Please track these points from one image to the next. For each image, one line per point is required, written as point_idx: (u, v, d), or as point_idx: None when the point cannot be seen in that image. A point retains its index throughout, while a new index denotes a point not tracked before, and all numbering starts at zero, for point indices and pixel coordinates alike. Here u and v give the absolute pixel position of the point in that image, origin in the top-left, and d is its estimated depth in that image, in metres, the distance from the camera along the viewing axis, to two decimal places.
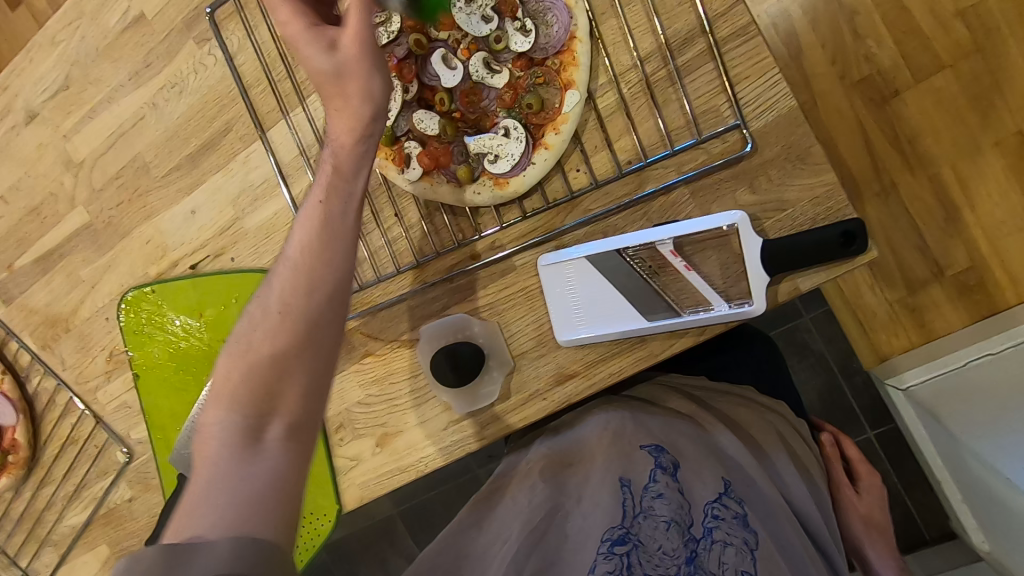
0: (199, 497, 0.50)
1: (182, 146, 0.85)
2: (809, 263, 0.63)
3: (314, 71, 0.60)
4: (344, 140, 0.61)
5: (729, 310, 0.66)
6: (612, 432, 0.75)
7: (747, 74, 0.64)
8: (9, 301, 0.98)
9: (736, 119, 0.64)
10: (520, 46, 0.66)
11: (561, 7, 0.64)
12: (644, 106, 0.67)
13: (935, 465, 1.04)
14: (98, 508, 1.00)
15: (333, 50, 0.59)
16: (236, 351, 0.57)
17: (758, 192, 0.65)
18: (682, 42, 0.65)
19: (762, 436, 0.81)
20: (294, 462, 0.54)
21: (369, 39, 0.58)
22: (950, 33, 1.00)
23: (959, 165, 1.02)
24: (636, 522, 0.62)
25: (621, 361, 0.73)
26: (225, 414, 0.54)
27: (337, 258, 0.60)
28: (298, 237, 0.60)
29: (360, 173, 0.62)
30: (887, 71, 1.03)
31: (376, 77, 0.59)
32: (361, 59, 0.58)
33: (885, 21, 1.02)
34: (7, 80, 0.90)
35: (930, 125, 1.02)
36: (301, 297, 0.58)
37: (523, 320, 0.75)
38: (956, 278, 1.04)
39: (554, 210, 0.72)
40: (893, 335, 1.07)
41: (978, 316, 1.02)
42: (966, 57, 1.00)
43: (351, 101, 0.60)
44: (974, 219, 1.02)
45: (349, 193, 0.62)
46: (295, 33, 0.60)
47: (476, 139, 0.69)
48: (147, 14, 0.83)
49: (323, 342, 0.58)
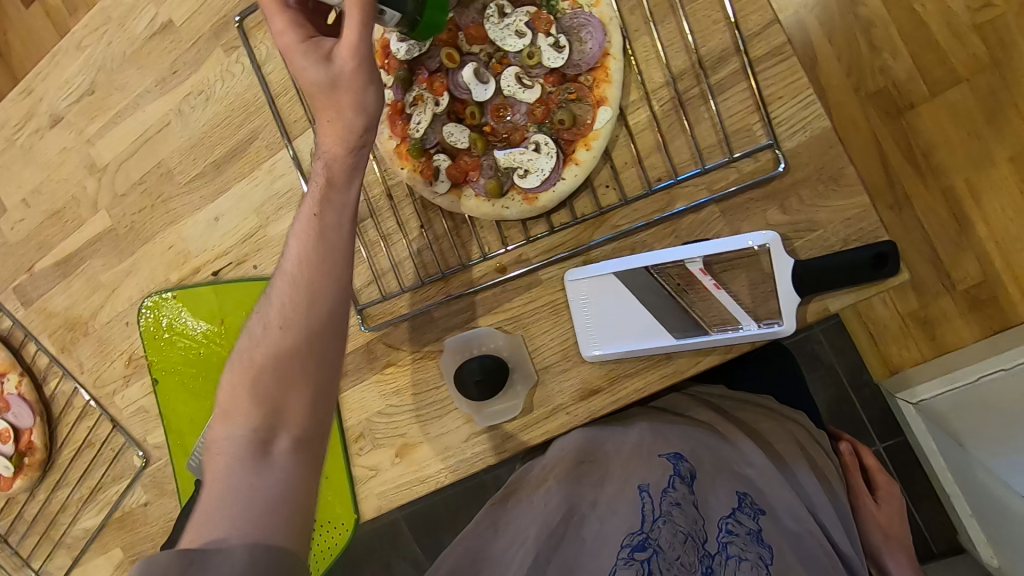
0: (214, 505, 0.54)
1: (208, 152, 0.84)
2: (840, 285, 0.63)
3: (308, 86, 0.57)
4: (338, 154, 0.59)
5: (758, 330, 0.66)
6: (632, 439, 0.73)
7: (781, 94, 0.64)
8: (29, 303, 0.98)
9: (769, 139, 0.64)
10: (553, 62, 0.65)
11: (596, 24, 0.64)
12: (676, 124, 0.67)
13: (946, 478, 1.03)
14: (113, 511, 0.99)
15: (326, 62, 0.56)
16: (240, 366, 0.60)
17: (789, 212, 0.65)
18: (715, 60, 0.65)
19: (785, 448, 0.78)
20: (303, 470, 0.57)
21: (365, 48, 0.55)
22: (967, 48, 1.00)
23: (973, 179, 1.01)
24: (656, 526, 0.60)
25: (647, 377, 0.73)
26: (235, 429, 0.58)
27: (336, 272, 0.60)
28: (293, 253, 0.60)
29: (354, 183, 0.61)
30: (903, 84, 1.03)
31: (372, 87, 0.56)
32: (357, 73, 0.55)
33: (902, 35, 1.02)
34: (32, 84, 0.90)
35: (944, 138, 1.02)
36: (300, 315, 0.59)
37: (548, 334, 0.76)
38: (967, 292, 1.03)
39: (582, 225, 0.72)
40: (904, 348, 1.06)
41: (988, 331, 1.01)
42: (982, 72, 1.00)
43: (345, 115, 0.57)
44: (988, 234, 1.01)
45: (344, 205, 0.60)
46: (287, 45, 0.57)
47: (506, 153, 0.68)
48: (175, 21, 0.83)
49: (325, 355, 0.60)
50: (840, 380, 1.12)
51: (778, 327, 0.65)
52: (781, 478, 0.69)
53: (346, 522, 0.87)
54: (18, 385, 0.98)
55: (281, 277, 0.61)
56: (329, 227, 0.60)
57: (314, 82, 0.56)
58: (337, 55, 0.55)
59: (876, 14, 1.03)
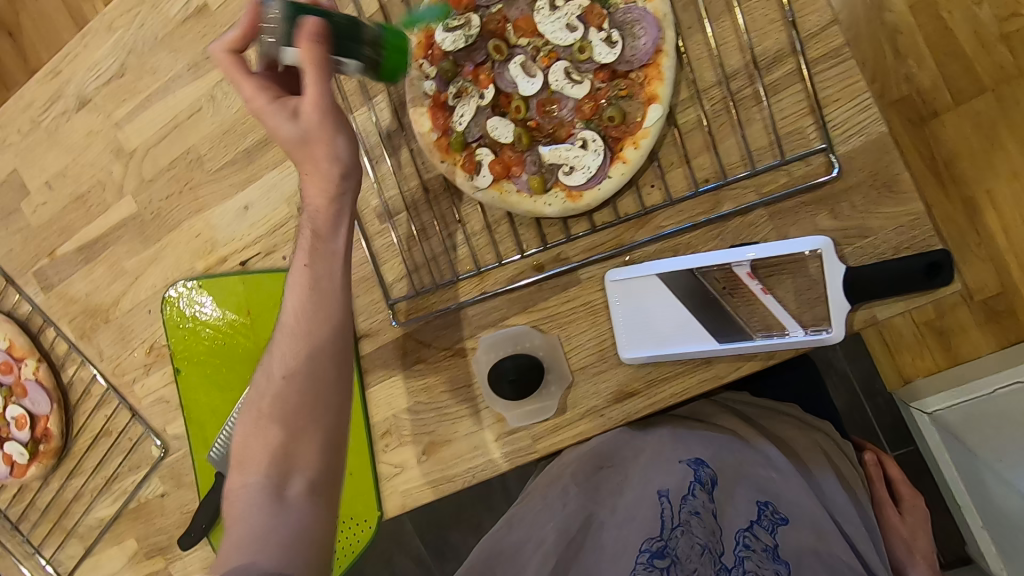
0: (238, 544, 0.53)
1: (239, 140, 0.83)
2: (891, 293, 0.62)
3: (283, 142, 0.57)
4: (321, 204, 0.59)
5: (805, 336, 0.64)
6: (653, 444, 0.73)
7: (837, 97, 0.63)
8: (49, 288, 0.96)
9: (822, 142, 0.63)
10: (604, 57, 0.64)
11: (650, 20, 0.63)
12: (727, 124, 0.66)
13: (957, 490, 1.00)
14: (128, 502, 0.98)
15: (296, 117, 0.56)
16: (248, 417, 0.60)
17: (841, 217, 0.64)
18: (771, 60, 0.64)
19: (806, 452, 0.78)
20: (318, 514, 0.56)
21: (326, 98, 0.55)
22: (991, 55, 0.99)
23: (994, 191, 1.00)
24: (674, 534, 0.60)
25: (686, 380, 0.72)
26: (251, 477, 0.56)
27: (333, 319, 0.60)
28: (291, 305, 0.61)
29: (340, 232, 0.60)
30: (926, 91, 1.01)
31: (341, 133, 0.56)
32: (325, 124, 0.55)
33: (927, 42, 1.00)
34: (61, 65, 0.88)
35: (967, 148, 1.01)
36: (297, 365, 0.59)
37: (586, 334, 0.74)
38: (984, 302, 1.01)
39: (624, 225, 0.71)
40: (917, 358, 1.04)
41: (1005, 342, 0.99)
42: (1008, 82, 0.98)
43: (321, 166, 0.57)
44: (1008, 245, 1.00)
45: (333, 253, 0.60)
46: (257, 108, 0.57)
47: (552, 149, 0.67)
48: (210, 5, 0.81)
49: (330, 401, 0.60)
50: (856, 390, 1.10)
51: (825, 334, 0.63)
52: (803, 484, 0.69)
53: (366, 521, 0.85)
54: (35, 371, 0.96)
55: (280, 332, 0.61)
56: (321, 276, 0.60)
57: (285, 138, 0.56)
58: (303, 110, 0.55)
59: (901, 19, 1.01)
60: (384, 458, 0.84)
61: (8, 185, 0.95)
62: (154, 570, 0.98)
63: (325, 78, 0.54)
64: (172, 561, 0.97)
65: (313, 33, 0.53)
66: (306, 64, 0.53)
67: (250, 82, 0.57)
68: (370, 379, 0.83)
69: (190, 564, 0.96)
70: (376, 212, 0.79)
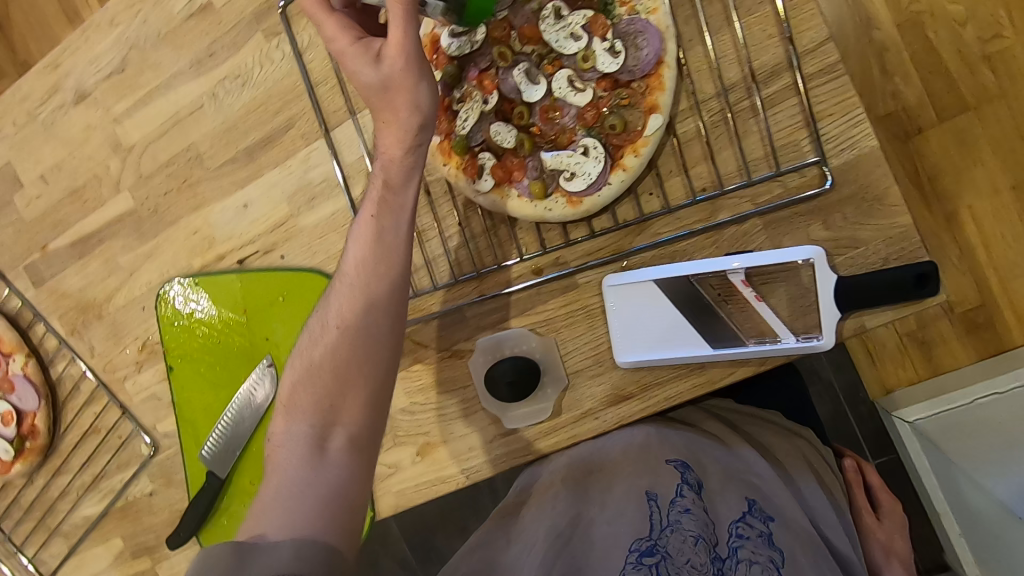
0: (281, 489, 0.55)
1: (241, 138, 0.83)
2: (880, 303, 0.64)
3: (363, 85, 0.58)
4: (394, 155, 0.60)
5: (796, 344, 0.66)
6: (639, 443, 0.72)
7: (831, 111, 0.65)
8: (40, 283, 0.95)
9: (816, 155, 0.65)
10: (607, 66, 0.66)
11: (653, 32, 0.64)
12: (724, 135, 0.68)
13: (935, 496, 1.00)
14: (115, 500, 0.97)
15: (379, 63, 0.57)
16: (301, 365, 0.61)
17: (832, 228, 0.66)
18: (768, 74, 0.65)
19: (788, 459, 0.79)
20: (354, 471, 0.57)
21: (411, 43, 0.56)
22: (976, 75, 1.02)
23: (976, 206, 1.03)
24: (664, 533, 0.59)
25: (680, 385, 0.73)
26: (297, 424, 0.58)
27: (392, 278, 0.60)
28: (355, 256, 0.61)
29: (411, 185, 0.61)
30: (912, 108, 1.04)
31: (422, 80, 0.57)
32: (406, 70, 0.56)
33: (914, 60, 1.03)
34: (60, 59, 0.88)
35: (949, 164, 1.04)
36: (355, 320, 0.60)
37: (582, 338, 0.75)
38: (965, 315, 1.04)
39: (622, 231, 0.72)
40: (900, 367, 1.07)
41: (982, 354, 1.04)
42: (991, 101, 1.02)
43: (395, 114, 0.58)
44: (988, 260, 1.03)
45: (400, 207, 0.61)
46: (342, 49, 0.58)
47: (554, 155, 0.68)
48: (214, 3, 0.81)
49: (379, 360, 0.60)
50: (839, 398, 1.10)
51: (817, 341, 0.65)
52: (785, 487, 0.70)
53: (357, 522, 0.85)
54: (24, 366, 0.94)
55: (341, 280, 0.62)
56: (381, 232, 0.61)
57: (367, 83, 0.58)
58: (387, 53, 0.56)
59: (890, 37, 1.03)
60: (379, 457, 0.85)
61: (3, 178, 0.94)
62: (142, 568, 0.98)
63: (413, 27, 0.55)
64: (159, 560, 0.96)
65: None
66: (393, 11, 0.54)
67: (339, 28, 0.58)
68: None
69: (178, 563, 0.95)
70: None
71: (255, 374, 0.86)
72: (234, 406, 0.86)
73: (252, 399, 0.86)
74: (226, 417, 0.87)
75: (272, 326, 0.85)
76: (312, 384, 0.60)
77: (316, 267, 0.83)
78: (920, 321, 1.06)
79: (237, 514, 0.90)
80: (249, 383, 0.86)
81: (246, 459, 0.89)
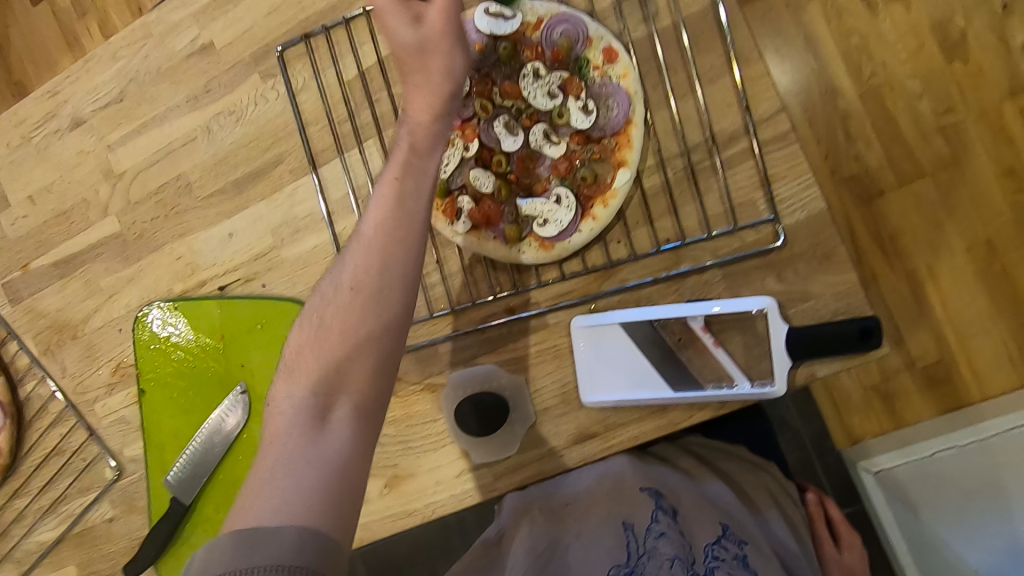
0: (273, 464, 0.51)
1: (231, 171, 0.87)
2: (827, 353, 0.68)
3: (399, 48, 0.60)
4: (423, 120, 0.61)
5: (751, 389, 0.70)
6: (611, 475, 0.76)
7: (784, 174, 0.70)
8: (17, 301, 0.96)
9: (770, 214, 0.71)
10: (580, 123, 0.71)
11: (622, 95, 0.70)
12: (687, 191, 0.73)
13: (900, 550, 1.03)
14: (73, 525, 0.95)
15: (418, 28, 0.59)
16: (308, 327, 0.58)
17: (785, 281, 0.71)
18: (727, 138, 0.71)
19: (756, 494, 0.82)
20: (360, 445, 0.53)
21: (453, 16, 0.59)
22: (931, 144, 1.10)
23: (933, 265, 1.10)
24: (639, 562, 0.67)
25: (642, 426, 0.76)
26: (297, 388, 0.55)
27: (408, 240, 0.58)
28: (377, 216, 0.58)
29: (433, 153, 0.61)
30: (874, 172, 1.11)
31: (457, 51, 0.60)
32: (444, 35, 0.59)
33: (875, 126, 1.11)
34: (60, 87, 0.91)
35: (909, 224, 1.10)
36: (370, 281, 0.56)
37: (550, 377, 0.78)
38: (926, 369, 1.09)
39: (592, 275, 0.76)
40: (866, 419, 1.11)
41: (942, 408, 1.09)
42: (945, 168, 1.09)
43: (427, 74, 0.60)
44: (946, 316, 1.10)
45: (422, 172, 0.60)
46: (383, 9, 0.60)
47: (528, 202, 0.73)
48: (215, 43, 0.86)
49: (390, 325, 0.57)
50: (806, 446, 1.11)
51: (769, 388, 0.69)
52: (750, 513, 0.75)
53: None
54: None
55: (356, 242, 0.59)
56: (403, 190, 0.59)
57: (403, 43, 0.60)
58: (427, 20, 0.59)
59: (852, 104, 1.11)
60: None
61: None
62: None
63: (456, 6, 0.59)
64: None
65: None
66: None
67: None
68: None
69: None
70: None
71: (226, 402, 0.86)
72: (203, 432, 0.87)
73: (222, 427, 0.86)
74: (195, 443, 0.87)
75: (248, 353, 0.87)
76: (319, 345, 0.56)
77: (297, 296, 0.86)
78: (886, 372, 1.11)
79: (198, 544, 0.89)
80: (219, 410, 0.87)
81: (210, 487, 0.89)
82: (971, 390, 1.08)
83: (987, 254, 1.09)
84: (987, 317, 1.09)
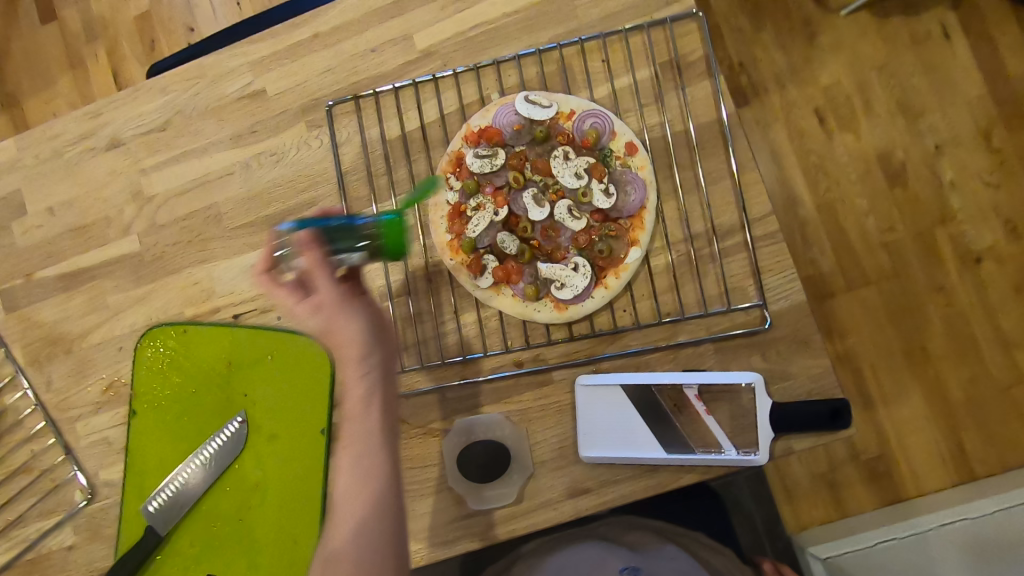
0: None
1: (264, 207, 0.91)
2: (803, 428, 0.76)
3: (311, 332, 0.64)
4: (357, 393, 0.59)
5: (736, 456, 0.76)
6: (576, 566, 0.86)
7: (772, 267, 0.80)
8: (13, 309, 0.95)
9: (758, 299, 0.80)
10: (601, 203, 0.80)
11: (639, 184, 0.80)
12: (687, 272, 0.82)
13: None
14: (25, 552, 0.91)
15: (313, 316, 0.63)
16: None
17: (768, 360, 0.80)
18: (725, 231, 0.82)
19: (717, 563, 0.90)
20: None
21: (331, 289, 0.62)
22: (877, 258, 1.25)
23: (875, 366, 1.24)
24: None
25: (633, 485, 0.81)
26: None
27: (377, 469, 0.57)
28: (341, 535, 0.55)
29: (374, 410, 0.59)
30: (827, 276, 1.26)
31: (354, 314, 0.61)
32: (337, 309, 0.61)
33: (830, 237, 1.27)
34: (104, 110, 0.95)
35: (855, 326, 1.24)
36: (360, 541, 0.54)
37: (549, 431, 0.83)
38: (867, 462, 1.21)
39: (597, 338, 0.83)
40: (812, 505, 1.20)
41: (881, 499, 1.20)
42: (887, 279, 1.25)
43: (349, 346, 0.60)
44: (885, 413, 1.22)
45: (368, 433, 0.57)
46: (287, 309, 0.65)
47: (548, 266, 0.80)
48: (266, 91, 0.92)
49: (384, 551, 0.54)
50: (759, 529, 1.17)
51: (753, 456, 0.76)
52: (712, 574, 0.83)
53: None
54: None
55: (339, 448, 0.58)
56: (363, 430, 0.58)
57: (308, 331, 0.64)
58: (314, 305, 0.62)
59: (811, 216, 1.27)
60: None
61: (8, 203, 0.96)
62: None
63: (327, 274, 0.62)
64: None
65: (312, 241, 0.64)
66: (309, 266, 0.63)
67: (280, 293, 0.65)
68: (336, 448, 0.86)
69: None
70: (379, 293, 0.87)
71: (224, 430, 0.87)
72: (195, 458, 0.87)
73: (216, 455, 0.87)
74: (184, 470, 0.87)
75: (254, 384, 0.88)
76: None
77: (311, 332, 0.88)
78: (832, 463, 1.22)
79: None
80: (216, 438, 0.87)
81: (190, 518, 0.87)
82: (907, 482, 1.20)
83: (921, 359, 1.23)
84: (921, 417, 1.22)
